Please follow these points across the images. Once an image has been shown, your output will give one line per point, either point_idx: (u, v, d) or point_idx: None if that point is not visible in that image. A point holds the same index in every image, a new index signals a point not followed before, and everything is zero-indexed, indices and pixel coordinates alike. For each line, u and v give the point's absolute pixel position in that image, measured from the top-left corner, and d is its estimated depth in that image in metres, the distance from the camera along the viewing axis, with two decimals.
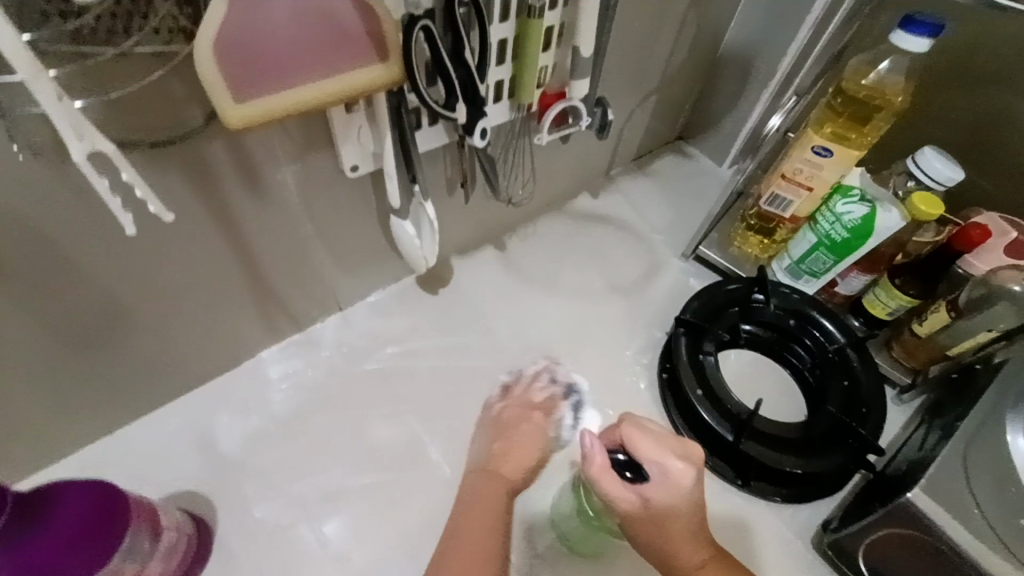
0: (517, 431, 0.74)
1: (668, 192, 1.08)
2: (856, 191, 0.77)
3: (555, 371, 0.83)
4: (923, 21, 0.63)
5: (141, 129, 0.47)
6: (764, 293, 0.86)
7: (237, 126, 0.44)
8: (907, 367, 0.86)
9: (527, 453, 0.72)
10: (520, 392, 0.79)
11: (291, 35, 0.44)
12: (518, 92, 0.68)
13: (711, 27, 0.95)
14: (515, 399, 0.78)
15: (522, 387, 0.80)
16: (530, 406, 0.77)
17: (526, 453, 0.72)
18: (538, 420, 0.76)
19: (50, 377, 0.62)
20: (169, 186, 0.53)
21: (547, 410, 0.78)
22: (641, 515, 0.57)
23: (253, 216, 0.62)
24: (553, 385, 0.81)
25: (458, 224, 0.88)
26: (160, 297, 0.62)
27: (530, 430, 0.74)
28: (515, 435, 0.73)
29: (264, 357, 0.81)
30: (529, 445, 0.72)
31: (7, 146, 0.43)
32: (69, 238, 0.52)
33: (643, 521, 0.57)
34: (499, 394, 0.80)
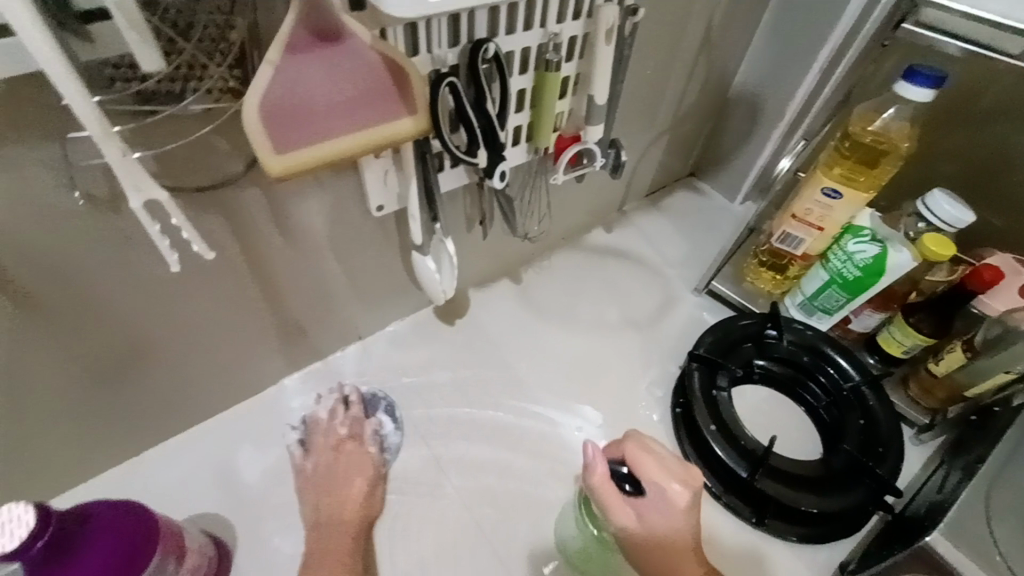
0: (344, 471, 0.75)
1: (681, 227, 1.10)
2: (867, 231, 0.79)
3: (348, 399, 0.82)
4: (923, 72, 0.66)
5: (189, 177, 0.51)
6: (777, 329, 0.87)
7: (276, 175, 0.47)
8: (923, 407, 0.85)
9: (359, 489, 0.74)
10: (324, 426, 0.79)
11: (329, 93, 0.48)
12: (535, 136, 0.71)
13: (720, 70, 0.99)
14: (317, 437, 0.78)
15: (321, 423, 0.80)
16: (342, 442, 0.78)
17: (356, 490, 0.74)
18: (354, 451, 0.77)
19: (87, 404, 0.65)
20: (209, 227, 0.57)
21: (359, 438, 0.79)
22: (637, 536, 0.52)
23: (283, 253, 0.65)
24: (377, 418, 0.81)
25: (476, 258, 0.91)
26: (194, 329, 0.66)
27: (354, 467, 0.76)
28: (335, 476, 0.75)
29: (286, 385, 0.83)
30: (358, 478, 0.75)
31: (69, 194, 0.47)
32: (116, 276, 0.55)
33: (638, 537, 0.52)
34: (297, 432, 0.80)
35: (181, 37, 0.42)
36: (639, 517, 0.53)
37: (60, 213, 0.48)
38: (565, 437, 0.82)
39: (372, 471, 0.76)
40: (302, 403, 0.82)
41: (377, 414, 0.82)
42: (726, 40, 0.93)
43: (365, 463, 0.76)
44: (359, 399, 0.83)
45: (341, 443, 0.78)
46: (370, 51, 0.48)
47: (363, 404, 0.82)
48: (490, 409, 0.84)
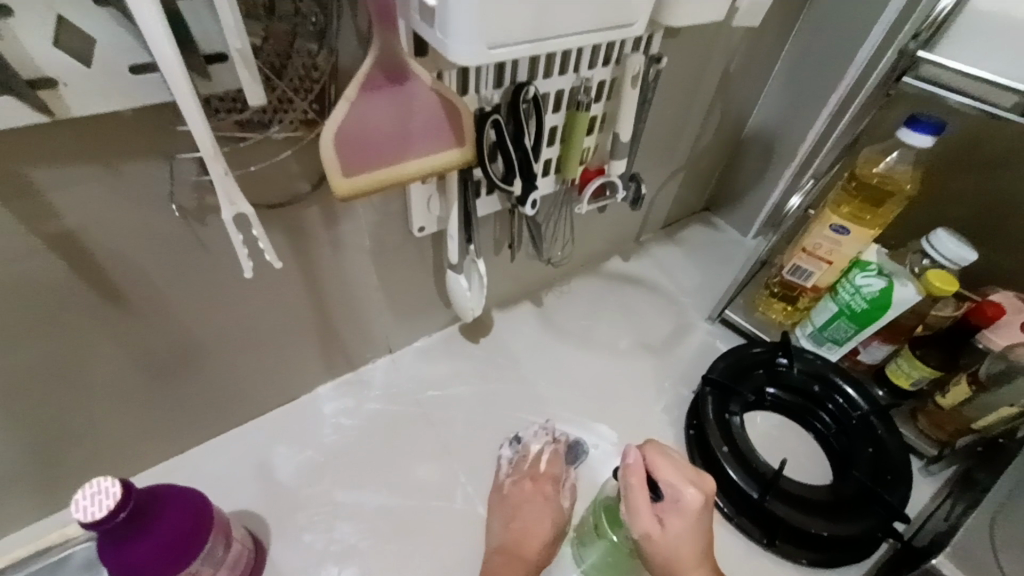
0: (533, 512, 0.76)
1: (697, 257, 1.16)
2: (873, 266, 0.83)
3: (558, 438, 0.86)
4: (923, 121, 0.72)
5: (264, 194, 0.58)
6: (788, 357, 0.90)
7: (342, 195, 0.55)
8: (933, 438, 0.88)
9: (543, 529, 0.75)
10: (526, 460, 0.82)
11: (390, 125, 0.54)
12: (563, 167, 0.78)
13: (735, 113, 1.06)
14: (522, 467, 0.81)
15: (529, 458, 0.82)
16: (539, 477, 0.80)
17: (540, 529, 0.75)
18: (544, 497, 0.79)
19: (146, 398, 0.70)
20: (275, 240, 0.63)
21: (555, 481, 0.81)
22: (659, 545, 0.54)
23: (333, 266, 0.72)
24: (575, 463, 0.84)
25: (502, 279, 0.97)
26: (246, 332, 0.72)
27: (542, 505, 0.77)
28: (519, 511, 0.76)
29: (320, 392, 0.89)
30: (542, 517, 0.76)
31: (166, 206, 0.54)
32: (190, 280, 0.62)
33: (659, 553, 0.54)
34: (510, 450, 0.84)
35: (276, 76, 0.49)
36: (660, 522, 0.55)
37: (155, 222, 0.55)
38: (584, 453, 0.86)
39: (561, 514, 0.78)
40: (334, 412, 0.87)
41: (574, 458, 0.85)
42: (741, 86, 1.01)
43: (554, 508, 0.78)
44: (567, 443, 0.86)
45: (540, 478, 0.80)
46: (427, 89, 0.54)
47: (568, 446, 0.85)
48: (513, 423, 0.88)
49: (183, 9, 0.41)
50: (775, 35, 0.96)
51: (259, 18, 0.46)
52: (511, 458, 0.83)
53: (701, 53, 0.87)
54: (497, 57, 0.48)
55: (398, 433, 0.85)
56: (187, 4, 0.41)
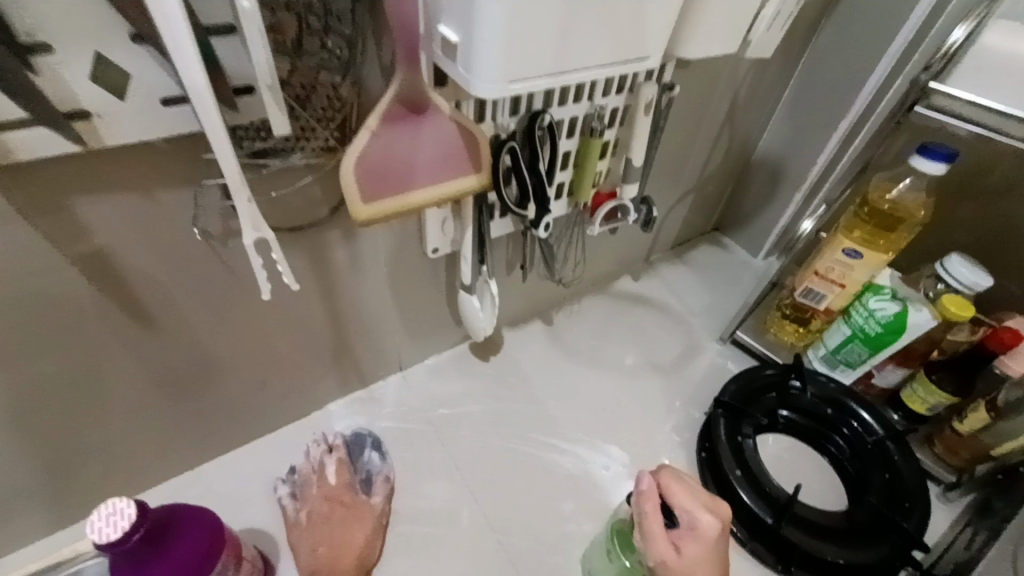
0: (341, 523, 0.75)
1: (707, 278, 1.16)
2: (887, 290, 0.83)
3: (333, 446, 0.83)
4: (936, 149, 0.72)
5: (285, 218, 0.59)
6: (801, 380, 0.90)
7: (361, 221, 0.56)
8: (951, 465, 0.86)
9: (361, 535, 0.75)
10: (311, 480, 0.79)
11: (411, 154, 0.55)
12: (576, 190, 0.78)
13: (745, 136, 1.07)
14: (309, 489, 0.78)
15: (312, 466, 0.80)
16: (334, 493, 0.78)
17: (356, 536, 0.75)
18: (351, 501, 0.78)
19: (160, 417, 0.71)
20: (294, 263, 0.64)
21: (353, 485, 0.80)
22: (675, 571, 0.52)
23: (349, 287, 0.72)
24: (366, 460, 0.83)
25: (513, 299, 0.97)
26: (263, 352, 0.72)
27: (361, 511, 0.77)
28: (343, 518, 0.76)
29: (332, 411, 0.89)
30: (359, 523, 0.76)
31: (190, 230, 0.55)
32: (212, 301, 0.63)
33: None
34: (285, 487, 0.79)
35: (300, 106, 0.51)
36: (677, 549, 0.53)
37: (179, 246, 0.56)
38: (593, 475, 0.85)
39: (372, 512, 0.77)
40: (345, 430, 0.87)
41: (366, 455, 0.83)
42: (751, 110, 1.01)
43: (361, 509, 0.77)
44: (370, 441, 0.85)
45: (335, 495, 0.78)
46: (448, 121, 0.56)
47: (346, 447, 0.83)
48: (520, 443, 0.87)
49: (216, 45, 0.42)
50: (785, 61, 0.97)
51: (287, 53, 0.47)
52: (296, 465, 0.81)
53: (711, 80, 0.88)
54: (516, 91, 0.49)
55: (405, 452, 0.85)
56: (220, 41, 0.42)
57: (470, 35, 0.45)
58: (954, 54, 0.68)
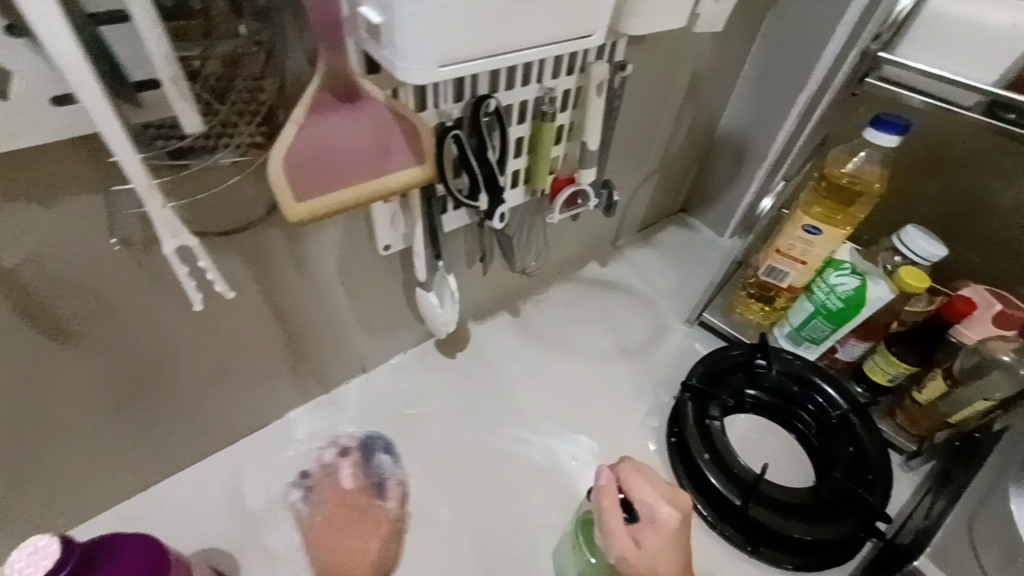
0: (355, 528, 0.76)
1: (673, 260, 1.15)
2: (847, 265, 0.84)
3: (346, 450, 0.83)
4: (891, 121, 0.72)
5: (216, 221, 0.55)
6: (766, 358, 0.90)
7: (296, 221, 0.51)
8: (909, 433, 0.88)
9: (372, 543, 0.75)
10: (325, 481, 0.80)
11: (343, 147, 0.52)
12: (532, 178, 0.76)
13: (706, 114, 1.05)
14: (322, 493, 0.79)
15: (329, 473, 0.81)
16: (346, 496, 0.80)
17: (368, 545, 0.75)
18: (365, 508, 0.78)
19: (102, 436, 0.67)
20: (232, 269, 0.60)
21: (367, 490, 0.80)
22: (636, 566, 0.52)
23: (297, 290, 0.69)
24: (365, 459, 0.83)
25: (477, 292, 0.95)
26: (208, 363, 0.69)
27: (376, 518, 0.77)
28: (356, 527, 0.76)
29: (293, 417, 0.86)
30: (370, 531, 0.76)
31: (107, 239, 0.51)
32: (143, 314, 0.59)
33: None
34: (298, 492, 0.79)
35: (216, 101, 0.46)
36: (636, 543, 0.54)
37: (97, 258, 0.52)
38: (563, 465, 0.84)
39: (387, 518, 0.77)
40: (308, 437, 0.84)
41: (367, 454, 0.83)
42: (710, 88, 1.00)
43: (375, 515, 0.78)
44: (380, 443, 0.84)
45: (348, 497, 0.80)
46: (383, 108, 0.52)
47: (359, 451, 0.83)
48: (489, 438, 0.86)
49: (107, 35, 0.39)
50: (743, 36, 0.95)
51: (195, 41, 0.43)
52: (314, 471, 0.81)
53: (668, 58, 0.85)
54: (448, 75, 0.47)
55: (371, 454, 0.83)
56: (111, 30, 0.38)
57: (392, 15, 0.42)
58: (905, 21, 0.65)
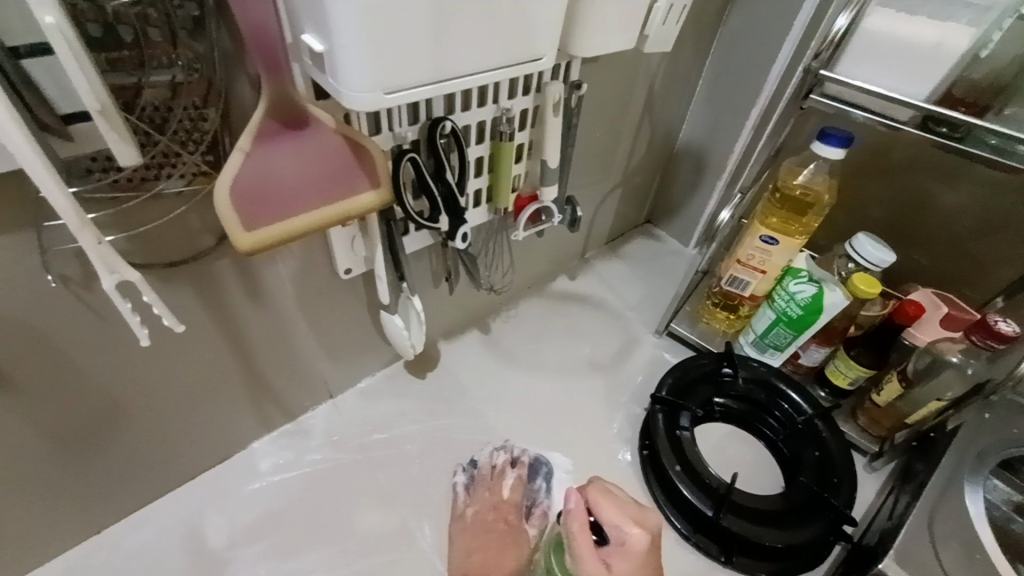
0: (498, 541, 0.79)
1: (640, 271, 1.17)
2: (804, 273, 0.86)
3: (517, 460, 0.86)
4: (834, 134, 0.74)
5: (160, 253, 0.53)
6: (732, 367, 0.92)
7: (245, 250, 0.49)
8: (873, 434, 0.91)
9: (508, 560, 0.79)
10: (488, 484, 0.83)
11: (295, 173, 0.51)
12: (494, 197, 0.76)
13: (666, 129, 1.08)
14: (481, 491, 0.82)
15: (488, 481, 0.83)
16: (501, 505, 0.82)
17: (500, 561, 0.78)
18: (513, 526, 0.82)
19: (45, 482, 0.63)
20: (180, 301, 0.58)
21: (519, 509, 0.83)
22: None
23: (254, 319, 0.67)
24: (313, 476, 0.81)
25: (444, 311, 0.94)
26: (158, 399, 0.66)
27: (515, 537, 0.81)
28: (487, 543, 0.78)
29: (255, 448, 0.83)
30: (510, 550, 0.80)
31: (41, 277, 0.49)
32: (84, 352, 0.56)
33: None
34: (464, 476, 0.83)
35: (156, 131, 0.45)
36: (606, 567, 0.53)
37: (29, 297, 0.49)
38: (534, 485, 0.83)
39: (525, 543, 0.81)
40: (273, 467, 0.82)
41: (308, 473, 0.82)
42: (668, 104, 1.02)
43: (517, 536, 0.81)
44: (528, 461, 0.86)
45: (502, 506, 0.82)
46: (332, 133, 0.52)
47: (529, 467, 0.85)
48: (463, 461, 0.84)
49: (30, 69, 0.37)
50: (696, 53, 0.98)
51: (130, 71, 0.42)
52: (466, 482, 0.83)
53: (626, 75, 0.87)
54: (396, 101, 0.47)
55: (339, 483, 0.81)
56: (35, 63, 0.37)
57: (331, 42, 0.42)
58: (842, 41, 0.66)
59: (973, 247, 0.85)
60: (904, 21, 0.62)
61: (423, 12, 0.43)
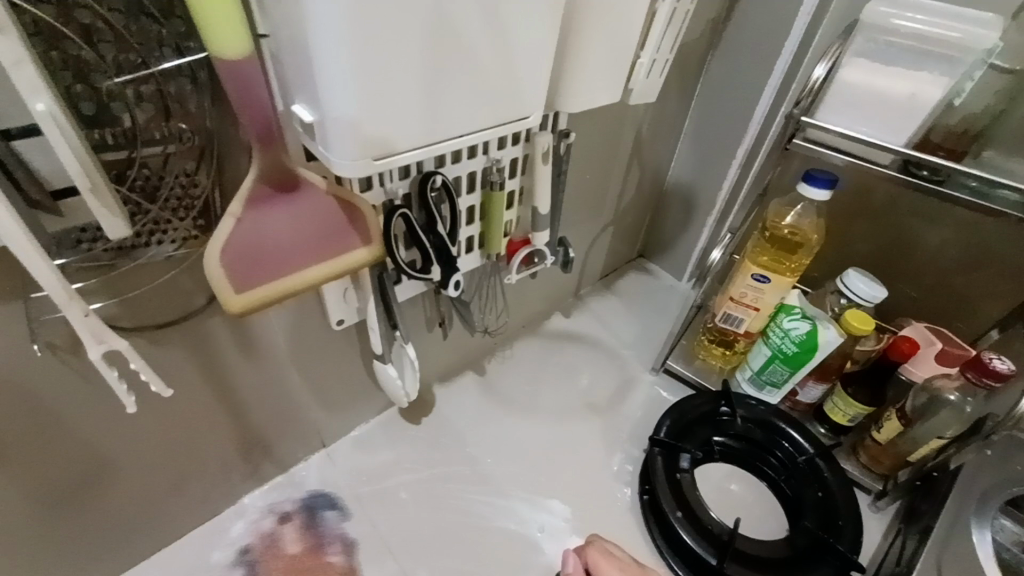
0: None
1: (634, 307, 1.17)
2: (797, 310, 0.86)
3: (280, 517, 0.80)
4: (818, 176, 0.76)
5: (150, 315, 0.53)
6: (730, 405, 0.91)
7: (235, 312, 0.48)
8: (875, 472, 0.89)
9: None
10: (269, 546, 0.77)
11: (287, 234, 0.51)
12: (486, 244, 0.76)
13: (654, 168, 1.09)
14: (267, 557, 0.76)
15: (269, 541, 0.78)
16: (296, 559, 0.77)
17: None
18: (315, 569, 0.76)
19: (27, 551, 0.61)
20: (169, 362, 0.58)
21: (313, 553, 0.77)
22: None
23: (244, 373, 0.66)
24: (295, 529, 0.79)
25: (438, 355, 0.93)
26: (146, 460, 0.64)
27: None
28: None
29: (246, 504, 0.81)
30: None
31: (28, 346, 0.48)
32: (69, 418, 0.55)
33: None
34: (290, 535, 0.78)
35: (147, 200, 0.46)
36: None
37: (15, 366, 0.49)
38: (528, 536, 0.81)
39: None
40: (265, 521, 0.79)
41: (292, 525, 0.79)
42: (655, 144, 1.04)
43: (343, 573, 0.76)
44: (299, 510, 0.81)
45: (489, 556, 0.78)
46: (322, 193, 0.53)
47: (302, 513, 0.80)
48: (456, 512, 0.82)
49: (21, 148, 0.38)
50: (681, 96, 1.00)
51: (121, 145, 0.43)
52: (250, 540, 0.78)
53: (613, 120, 0.89)
54: (385, 166, 0.48)
55: (329, 538, 0.78)
56: (25, 144, 0.38)
57: (323, 115, 0.43)
58: (820, 89, 0.68)
59: (961, 281, 0.86)
60: (879, 71, 0.64)
61: (412, 84, 0.44)
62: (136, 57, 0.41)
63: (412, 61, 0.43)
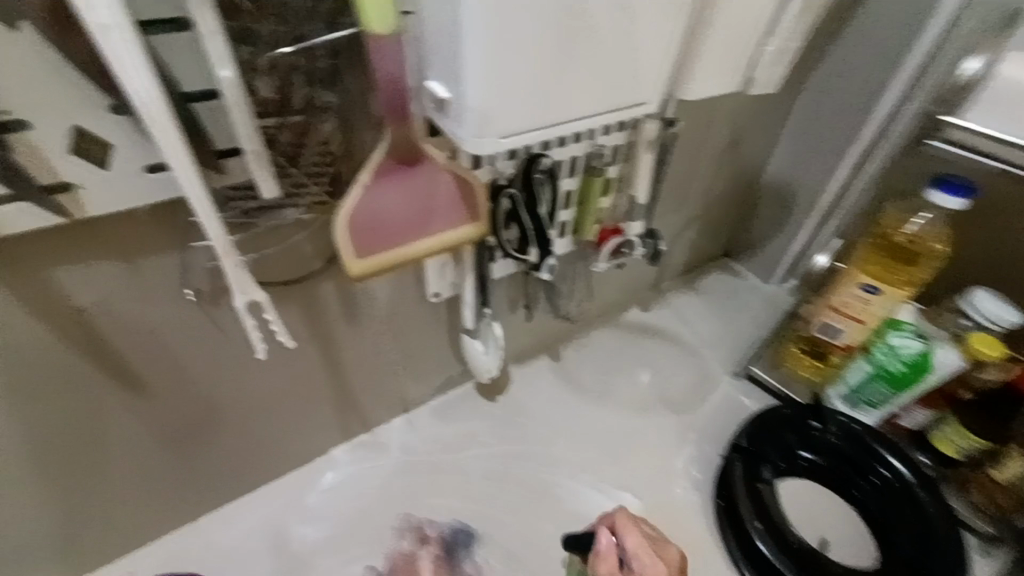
0: None
1: (718, 307, 1.12)
2: (909, 326, 0.77)
3: None
4: (954, 183, 0.69)
5: (278, 273, 0.58)
6: (821, 421, 0.85)
7: (353, 275, 0.53)
8: (986, 512, 0.81)
9: None
10: None
11: (402, 205, 0.54)
12: (580, 228, 0.76)
13: (752, 162, 1.04)
14: None
15: None
16: None
17: None
18: None
19: (159, 475, 0.69)
20: (290, 318, 0.63)
21: None
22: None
23: (348, 335, 0.71)
24: (379, 484, 0.84)
25: (517, 336, 0.95)
26: (260, 404, 0.70)
27: None
28: None
29: (334, 456, 0.86)
30: None
31: (181, 291, 0.55)
32: (204, 359, 0.61)
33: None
34: (375, 489, 0.84)
35: (290, 165, 0.50)
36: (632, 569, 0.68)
37: (169, 307, 0.55)
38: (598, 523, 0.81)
39: None
40: (351, 473, 0.85)
41: (376, 480, 0.84)
42: (756, 137, 0.98)
43: None
44: None
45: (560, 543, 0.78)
46: (440, 170, 0.54)
47: None
48: (526, 489, 0.84)
49: (198, 110, 0.43)
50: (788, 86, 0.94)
51: (276, 112, 0.47)
52: (338, 486, 0.84)
53: (715, 109, 0.85)
54: (508, 145, 0.49)
55: (411, 493, 0.83)
56: (202, 107, 0.43)
57: (459, 91, 0.45)
58: None
59: None
60: None
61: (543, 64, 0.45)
62: (296, 31, 0.44)
63: (546, 40, 0.44)
